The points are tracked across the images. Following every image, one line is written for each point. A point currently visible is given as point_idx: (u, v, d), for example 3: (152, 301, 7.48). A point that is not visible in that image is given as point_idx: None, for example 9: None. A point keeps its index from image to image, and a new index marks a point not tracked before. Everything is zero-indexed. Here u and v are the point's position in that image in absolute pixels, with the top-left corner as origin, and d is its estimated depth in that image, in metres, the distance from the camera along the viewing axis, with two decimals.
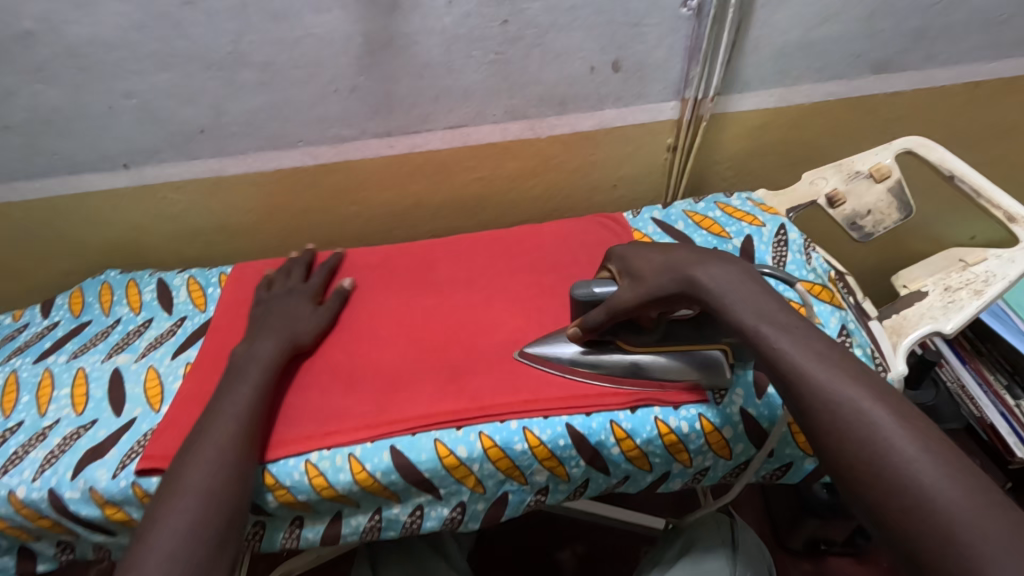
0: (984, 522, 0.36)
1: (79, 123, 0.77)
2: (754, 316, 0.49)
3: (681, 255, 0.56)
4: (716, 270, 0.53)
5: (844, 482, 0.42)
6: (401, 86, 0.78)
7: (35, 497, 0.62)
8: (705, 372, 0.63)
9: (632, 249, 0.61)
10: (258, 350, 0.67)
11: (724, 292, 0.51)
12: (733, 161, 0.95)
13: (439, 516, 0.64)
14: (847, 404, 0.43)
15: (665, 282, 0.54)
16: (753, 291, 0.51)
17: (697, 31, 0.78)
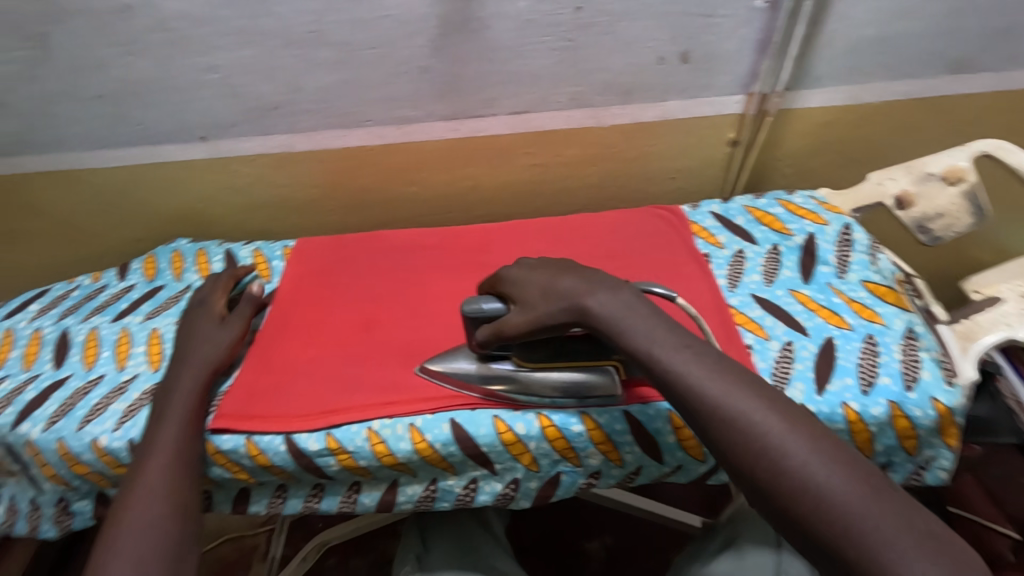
0: (876, 511, 0.39)
1: (165, 95, 0.81)
2: (647, 342, 0.51)
3: (570, 284, 0.57)
4: (605, 298, 0.55)
5: (756, 489, 0.44)
6: (470, 69, 0.80)
7: (116, 446, 0.65)
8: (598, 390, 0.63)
9: (519, 270, 0.63)
10: (176, 376, 0.66)
11: (619, 319, 0.54)
12: (794, 159, 0.94)
13: (492, 491, 0.66)
14: (741, 417, 0.45)
15: (552, 309, 0.57)
16: (647, 318, 0.53)
17: (771, 23, 0.77)
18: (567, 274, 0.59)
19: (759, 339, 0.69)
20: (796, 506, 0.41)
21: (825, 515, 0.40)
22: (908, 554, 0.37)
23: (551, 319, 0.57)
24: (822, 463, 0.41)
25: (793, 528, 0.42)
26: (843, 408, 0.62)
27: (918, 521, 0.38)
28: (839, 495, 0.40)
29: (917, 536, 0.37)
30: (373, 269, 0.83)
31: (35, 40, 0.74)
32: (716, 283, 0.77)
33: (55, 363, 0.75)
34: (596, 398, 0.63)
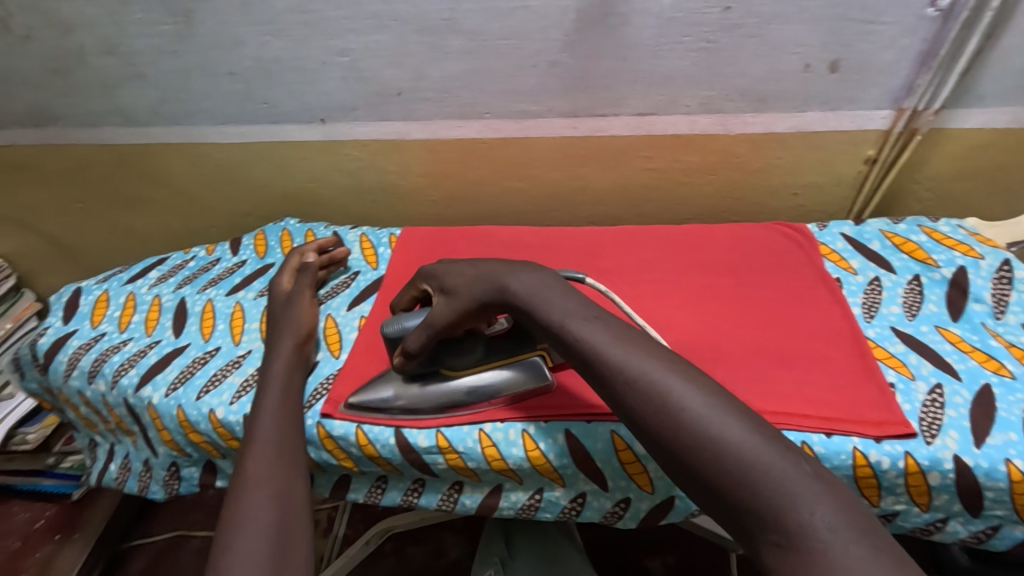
0: (764, 454, 0.38)
1: (294, 75, 0.82)
2: (559, 314, 0.51)
3: (494, 268, 0.58)
4: (525, 277, 0.55)
5: (658, 449, 0.43)
6: (601, 66, 0.77)
7: (231, 419, 0.66)
8: (528, 381, 0.63)
9: (439, 267, 0.64)
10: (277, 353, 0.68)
11: (535, 295, 0.53)
12: (936, 183, 0.86)
13: (600, 509, 0.63)
14: (642, 377, 0.44)
15: (477, 292, 0.57)
16: (562, 295, 0.53)
17: (939, 34, 0.70)
18: (481, 264, 0.60)
19: (902, 377, 0.64)
20: (685, 456, 0.41)
21: (718, 460, 0.39)
22: (800, 494, 0.36)
23: (477, 302, 0.57)
24: (719, 415, 0.41)
25: (686, 479, 0.41)
26: (1006, 465, 0.55)
27: (805, 462, 0.38)
28: (732, 441, 0.39)
29: (806, 477, 0.37)
30: None
31: (182, 15, 0.77)
32: (850, 311, 0.71)
33: (174, 331, 0.77)
34: (530, 390, 0.63)
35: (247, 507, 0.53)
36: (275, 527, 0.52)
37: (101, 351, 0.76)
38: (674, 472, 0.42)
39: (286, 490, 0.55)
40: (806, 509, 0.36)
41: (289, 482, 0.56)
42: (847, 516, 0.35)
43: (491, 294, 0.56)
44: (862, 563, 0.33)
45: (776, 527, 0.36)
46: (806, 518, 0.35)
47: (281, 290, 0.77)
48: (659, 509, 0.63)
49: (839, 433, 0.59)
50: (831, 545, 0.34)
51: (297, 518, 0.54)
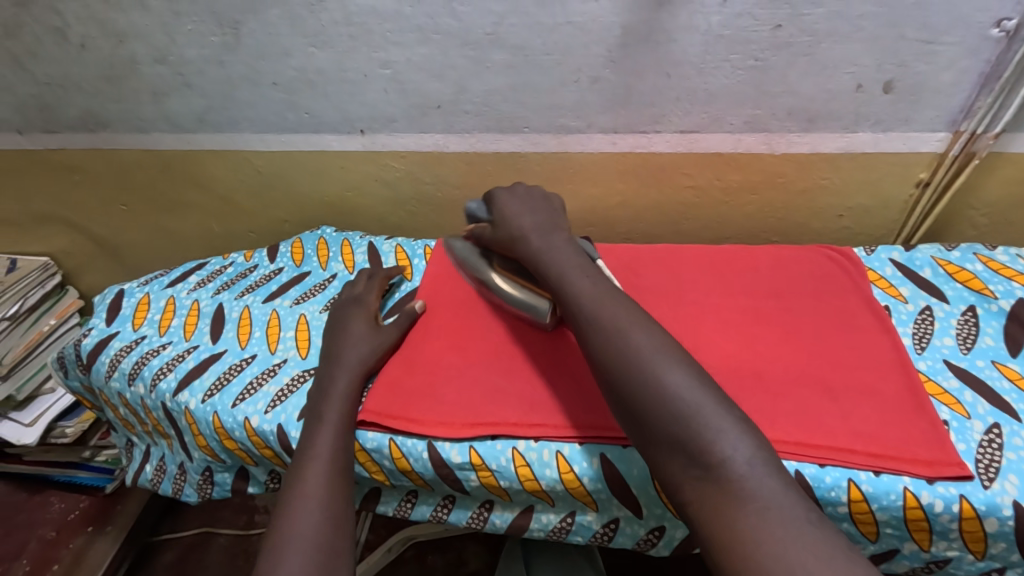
0: (699, 397, 0.49)
1: (337, 86, 0.83)
2: (556, 268, 0.63)
3: (524, 222, 0.70)
4: (542, 235, 0.67)
5: (616, 390, 0.53)
6: (645, 82, 0.76)
7: (266, 428, 0.67)
8: (530, 308, 0.69)
9: (506, 192, 0.75)
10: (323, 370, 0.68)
11: (543, 251, 0.66)
12: (993, 209, 0.83)
13: (633, 535, 0.62)
14: (614, 330, 0.55)
15: (503, 232, 0.70)
16: (569, 254, 0.65)
17: (1002, 56, 0.68)
18: (523, 213, 0.71)
19: (957, 415, 0.61)
20: (636, 399, 0.51)
21: (663, 404, 0.49)
22: (726, 433, 0.47)
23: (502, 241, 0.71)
24: (666, 365, 0.51)
25: (638, 423, 0.51)
26: None
27: (733, 411, 0.49)
28: (674, 387, 0.50)
29: (732, 421, 0.48)
30: None
31: (231, 27, 0.79)
32: (900, 340, 0.68)
33: (212, 336, 0.78)
34: (525, 316, 0.70)
35: (295, 523, 0.54)
36: (323, 550, 0.52)
37: (141, 354, 0.77)
38: (623, 414, 0.53)
39: (333, 508, 0.56)
40: (730, 445, 0.46)
41: (337, 498, 0.57)
42: (762, 452, 0.46)
43: (509, 239, 0.70)
44: (771, 490, 0.44)
45: (702, 462, 0.46)
46: (728, 451, 0.46)
47: (350, 300, 0.77)
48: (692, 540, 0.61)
49: (888, 471, 0.56)
50: (747, 476, 0.45)
51: (342, 539, 0.54)
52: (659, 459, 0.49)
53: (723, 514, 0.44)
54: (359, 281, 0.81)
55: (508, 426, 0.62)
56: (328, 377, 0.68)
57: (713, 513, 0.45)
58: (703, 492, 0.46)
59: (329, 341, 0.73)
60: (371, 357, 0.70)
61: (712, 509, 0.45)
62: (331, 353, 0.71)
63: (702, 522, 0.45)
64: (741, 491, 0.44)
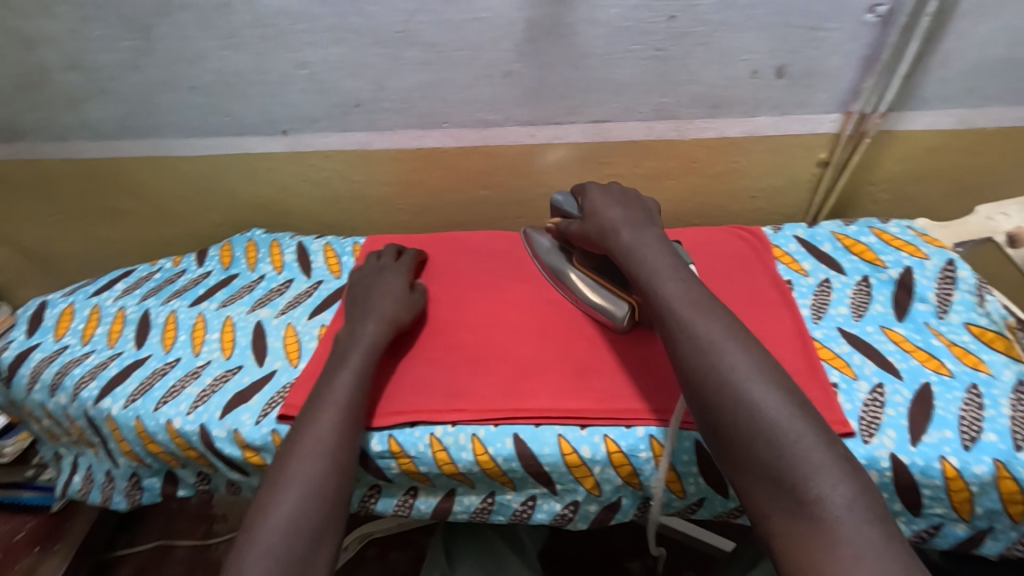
0: (796, 426, 0.47)
1: (255, 89, 0.84)
2: (650, 268, 0.59)
3: (615, 216, 0.66)
4: (636, 233, 0.64)
5: (701, 401, 0.51)
6: (556, 74, 0.79)
7: (188, 429, 0.68)
8: (607, 308, 0.69)
9: (597, 185, 0.72)
10: (360, 334, 0.66)
11: (635, 248, 0.62)
12: (890, 184, 0.88)
13: (550, 511, 0.65)
14: (705, 339, 0.52)
15: (591, 225, 0.67)
16: (661, 253, 0.61)
17: (881, 39, 0.72)
18: (615, 207, 0.67)
19: (846, 377, 0.65)
20: (728, 418, 0.49)
21: (757, 428, 0.47)
22: (826, 470, 0.45)
23: (590, 234, 0.67)
24: (764, 387, 0.49)
25: (721, 441, 0.49)
26: (940, 462, 0.56)
27: (834, 445, 0.47)
28: (771, 413, 0.48)
29: (833, 458, 0.46)
30: (448, 269, 0.82)
31: (141, 32, 0.78)
32: (798, 312, 0.72)
33: (136, 342, 0.78)
34: (603, 318, 0.70)
35: (296, 471, 0.54)
36: (325, 498, 0.53)
37: (63, 364, 0.77)
38: (710, 432, 0.51)
39: (341, 456, 0.56)
40: (829, 484, 0.44)
41: (343, 446, 0.57)
42: (861, 490, 0.44)
43: (598, 232, 0.66)
44: (867, 535, 0.42)
45: (793, 496, 0.45)
46: (826, 490, 0.44)
47: (374, 272, 0.77)
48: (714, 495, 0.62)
49: None
50: (844, 519, 0.43)
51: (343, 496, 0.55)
52: (746, 484, 0.48)
53: (807, 552, 0.43)
54: (384, 255, 0.81)
55: (426, 412, 0.64)
56: (358, 326, 0.68)
57: (801, 552, 0.43)
58: (792, 525, 0.44)
59: (356, 304, 0.72)
60: (404, 316, 0.70)
61: (800, 546, 0.43)
62: (360, 310, 0.70)
63: (786, 557, 0.44)
64: (835, 533, 0.42)
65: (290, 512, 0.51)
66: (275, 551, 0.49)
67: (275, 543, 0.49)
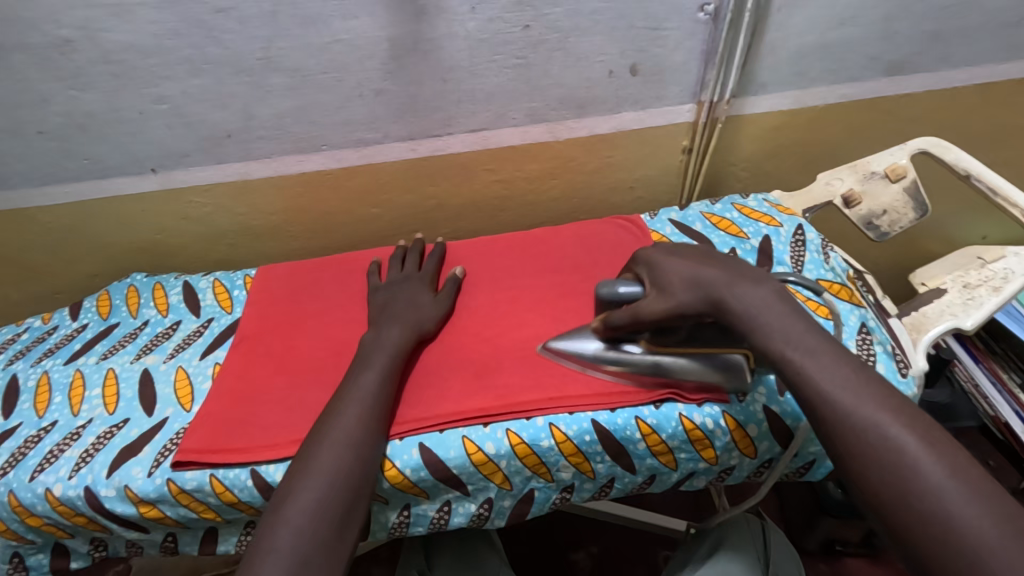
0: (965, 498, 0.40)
1: (111, 127, 0.80)
2: (782, 342, 0.50)
3: (712, 275, 0.56)
4: (747, 293, 0.54)
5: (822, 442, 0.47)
6: (426, 89, 0.81)
7: (71, 494, 0.64)
8: (724, 375, 0.62)
9: (665, 254, 0.62)
10: (386, 338, 0.68)
11: (756, 315, 0.52)
12: (749, 162, 0.96)
13: (466, 513, 0.66)
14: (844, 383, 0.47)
15: (687, 297, 0.56)
16: (783, 314, 0.52)
17: (714, 35, 0.79)
18: (704, 265, 0.58)
19: None
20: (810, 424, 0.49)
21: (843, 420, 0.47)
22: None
23: (687, 308, 0.56)
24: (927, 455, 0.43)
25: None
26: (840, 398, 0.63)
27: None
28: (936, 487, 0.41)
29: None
30: (341, 291, 0.81)
31: None
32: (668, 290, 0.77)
33: (5, 413, 0.74)
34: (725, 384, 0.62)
35: (317, 462, 0.56)
36: (350, 487, 0.56)
37: None
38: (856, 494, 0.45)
39: (365, 450, 0.58)
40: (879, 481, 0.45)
41: (368, 439, 0.59)
42: None
43: (702, 302, 0.55)
44: None
45: None
46: None
47: (399, 280, 0.78)
48: (621, 469, 0.65)
49: (666, 402, 0.64)
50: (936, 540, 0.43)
51: (368, 482, 0.57)
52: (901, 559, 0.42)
53: None
54: (408, 258, 0.82)
55: None
56: (383, 331, 0.69)
57: None
58: None
59: (380, 309, 0.73)
60: (429, 323, 0.72)
61: None
62: (387, 314, 0.72)
63: None
64: None
65: (318, 496, 0.54)
66: (303, 531, 0.52)
67: (303, 524, 0.52)
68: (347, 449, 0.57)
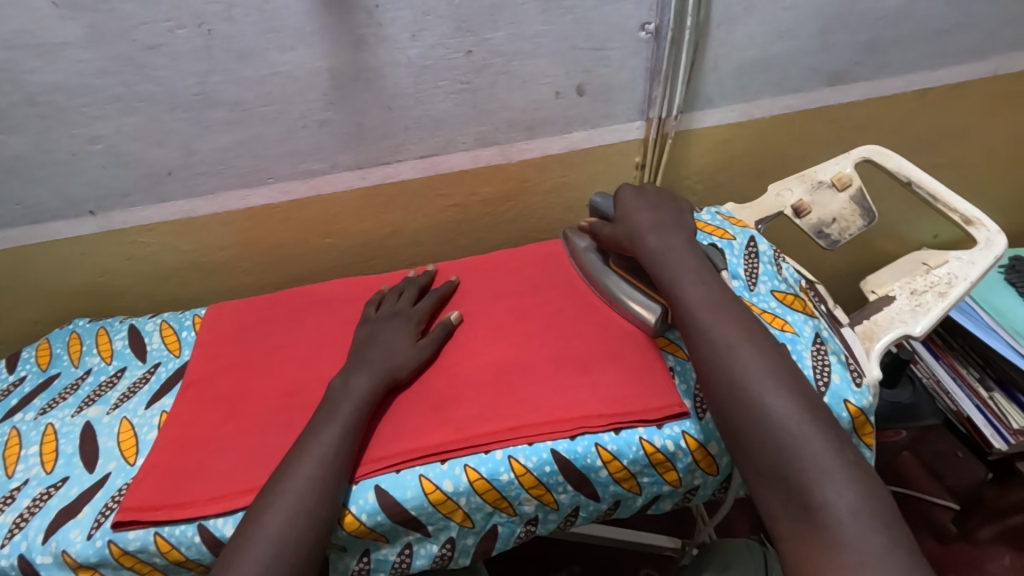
0: None
1: (42, 170, 0.77)
2: (673, 276, 0.63)
3: (644, 220, 0.69)
4: (661, 238, 0.66)
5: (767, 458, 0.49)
6: (371, 118, 0.79)
7: (5, 564, 0.61)
8: (640, 311, 0.71)
9: (634, 191, 0.74)
10: (354, 387, 0.65)
11: (663, 253, 0.65)
12: (702, 175, 0.97)
13: (428, 554, 0.64)
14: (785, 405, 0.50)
15: (621, 230, 0.71)
16: (687, 257, 0.64)
17: (657, 52, 0.80)
18: (646, 211, 0.70)
19: (679, 360, 0.69)
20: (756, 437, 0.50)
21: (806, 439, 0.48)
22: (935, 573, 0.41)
23: (617, 240, 0.72)
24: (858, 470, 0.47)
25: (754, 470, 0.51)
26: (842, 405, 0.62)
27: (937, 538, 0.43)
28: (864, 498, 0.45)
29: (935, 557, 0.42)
30: (294, 327, 0.79)
31: None
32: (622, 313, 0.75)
33: None
34: (637, 320, 0.71)
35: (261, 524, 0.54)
36: (293, 552, 0.54)
37: None
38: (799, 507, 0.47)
39: (311, 510, 0.56)
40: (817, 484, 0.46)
41: (315, 498, 0.56)
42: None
43: (627, 237, 0.70)
44: None
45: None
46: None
47: (387, 316, 0.74)
48: (587, 498, 0.64)
49: (625, 427, 0.63)
50: (883, 549, 0.43)
51: (322, 544, 0.55)
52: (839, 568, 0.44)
53: None
54: (406, 293, 0.78)
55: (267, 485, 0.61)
56: (351, 377, 0.66)
57: None
58: None
59: (360, 347, 0.70)
60: (403, 371, 0.68)
61: None
62: (362, 357, 0.69)
63: None
64: None
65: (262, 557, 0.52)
66: None
67: None
68: (299, 511, 0.55)
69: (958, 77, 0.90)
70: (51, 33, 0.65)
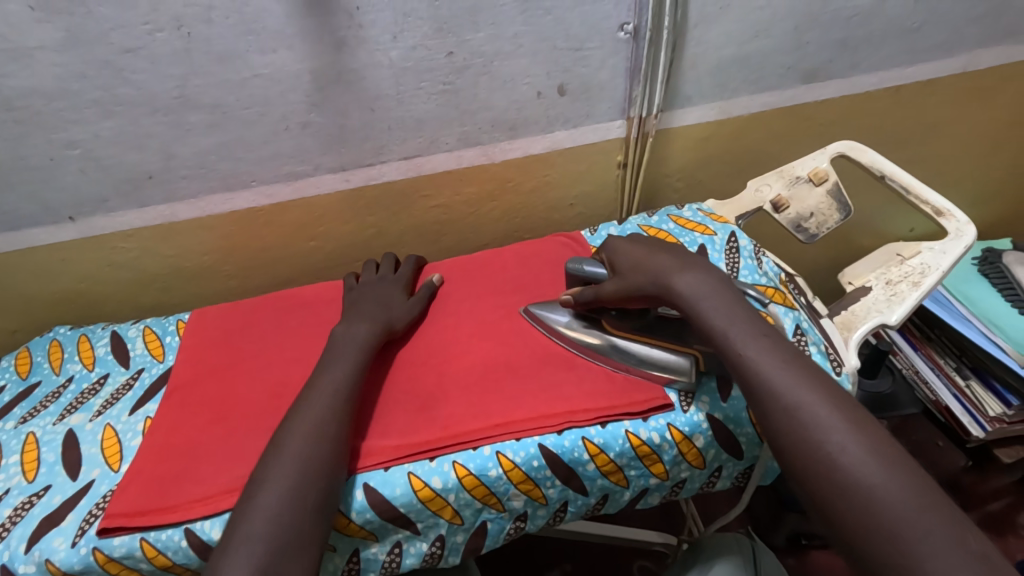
0: None
1: (19, 175, 0.76)
2: (723, 322, 0.56)
3: (663, 263, 0.64)
4: (691, 279, 0.60)
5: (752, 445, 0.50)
6: (354, 119, 0.79)
7: None
8: (669, 368, 0.66)
9: (626, 241, 0.71)
10: (356, 331, 0.69)
11: (698, 297, 0.59)
12: (683, 173, 0.98)
13: (418, 553, 0.64)
14: (769, 393, 0.51)
15: (636, 280, 0.64)
16: (726, 298, 0.58)
17: (636, 52, 0.81)
18: (658, 255, 0.65)
19: None
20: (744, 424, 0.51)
21: (787, 425, 0.49)
22: None
23: (637, 289, 0.64)
24: None
25: None
26: None
27: None
28: None
29: None
30: (280, 330, 0.79)
31: None
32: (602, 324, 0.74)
33: None
34: (668, 379, 0.66)
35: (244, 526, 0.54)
36: None
37: None
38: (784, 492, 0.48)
39: None
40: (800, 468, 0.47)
41: None
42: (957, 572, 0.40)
43: (649, 285, 0.63)
44: None
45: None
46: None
47: (373, 282, 0.80)
48: (575, 493, 0.65)
49: (610, 421, 0.64)
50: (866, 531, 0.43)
51: None
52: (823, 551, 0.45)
53: None
54: (383, 264, 0.84)
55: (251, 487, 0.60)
56: (353, 325, 0.71)
57: None
58: None
59: (349, 308, 0.75)
60: (399, 322, 0.74)
61: None
62: (355, 312, 0.73)
63: None
64: None
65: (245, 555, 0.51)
66: None
67: None
68: None
69: (927, 74, 0.93)
70: (25, 36, 0.65)
